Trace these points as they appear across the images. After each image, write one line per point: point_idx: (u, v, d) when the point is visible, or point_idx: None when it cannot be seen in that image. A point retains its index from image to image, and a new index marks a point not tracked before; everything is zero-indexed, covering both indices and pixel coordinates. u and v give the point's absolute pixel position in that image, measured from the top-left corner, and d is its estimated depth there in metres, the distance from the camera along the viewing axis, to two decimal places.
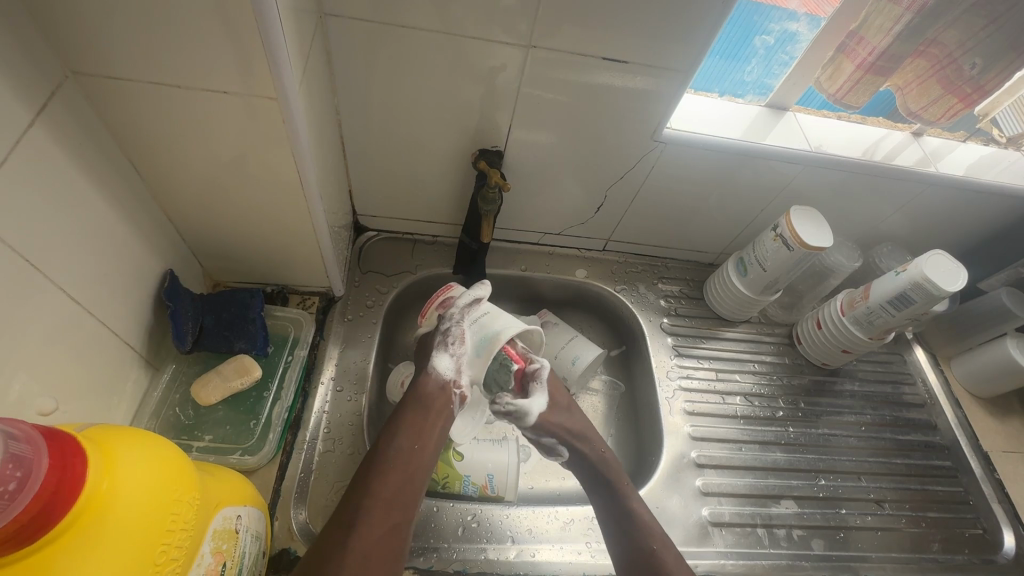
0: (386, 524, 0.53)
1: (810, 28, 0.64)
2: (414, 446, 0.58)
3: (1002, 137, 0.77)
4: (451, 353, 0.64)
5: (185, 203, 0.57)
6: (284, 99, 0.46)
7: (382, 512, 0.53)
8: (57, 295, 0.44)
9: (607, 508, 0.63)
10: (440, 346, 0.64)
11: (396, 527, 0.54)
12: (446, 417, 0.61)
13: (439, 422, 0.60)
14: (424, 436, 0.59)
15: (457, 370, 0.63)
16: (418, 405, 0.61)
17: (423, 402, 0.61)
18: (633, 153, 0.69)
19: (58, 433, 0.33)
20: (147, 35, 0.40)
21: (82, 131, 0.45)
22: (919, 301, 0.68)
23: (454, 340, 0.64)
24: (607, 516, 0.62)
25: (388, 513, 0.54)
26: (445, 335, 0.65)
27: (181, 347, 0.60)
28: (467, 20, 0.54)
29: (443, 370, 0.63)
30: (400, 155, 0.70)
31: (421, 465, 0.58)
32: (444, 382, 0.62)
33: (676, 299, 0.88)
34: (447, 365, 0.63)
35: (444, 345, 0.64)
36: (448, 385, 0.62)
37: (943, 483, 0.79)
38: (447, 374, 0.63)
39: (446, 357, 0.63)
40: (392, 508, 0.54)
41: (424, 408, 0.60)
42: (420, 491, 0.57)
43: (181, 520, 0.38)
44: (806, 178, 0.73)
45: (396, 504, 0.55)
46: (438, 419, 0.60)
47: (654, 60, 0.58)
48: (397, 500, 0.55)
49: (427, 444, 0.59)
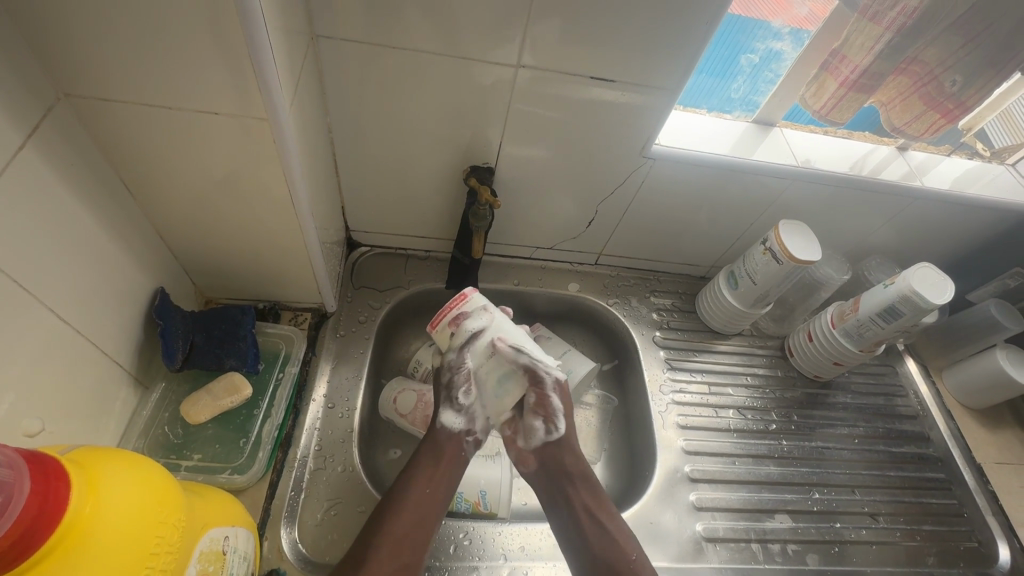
0: (396, 560, 0.55)
1: (795, 46, 0.65)
2: (427, 490, 0.59)
3: (988, 150, 0.78)
4: (459, 409, 0.64)
5: (177, 221, 0.57)
6: (274, 120, 0.46)
7: (391, 548, 0.55)
8: (43, 314, 0.44)
9: (564, 527, 0.62)
10: (446, 402, 0.65)
11: (407, 564, 0.55)
12: (458, 464, 0.62)
13: (453, 468, 0.62)
14: (437, 480, 0.60)
15: (468, 420, 0.64)
16: (431, 451, 0.62)
17: (438, 446, 0.63)
18: (623, 169, 0.70)
19: (41, 457, 0.32)
20: (140, 58, 0.41)
21: (74, 151, 0.45)
22: (908, 313, 0.68)
23: (462, 391, 0.64)
24: (564, 536, 0.62)
25: (397, 552, 0.55)
26: (450, 388, 0.64)
27: (170, 365, 0.60)
28: (456, 41, 0.55)
29: (452, 424, 0.64)
30: (392, 172, 0.70)
31: (433, 507, 0.59)
32: (453, 433, 0.64)
33: (668, 313, 0.88)
34: (456, 419, 0.64)
35: (450, 400, 0.64)
36: (459, 435, 0.64)
37: (937, 496, 0.79)
38: (457, 426, 0.64)
39: (454, 413, 0.64)
40: (403, 546, 0.56)
41: (437, 455, 0.62)
42: (432, 532, 0.58)
43: (167, 542, 0.37)
44: (794, 193, 0.74)
45: (406, 543, 0.56)
46: (451, 465, 0.62)
47: (640, 78, 0.59)
48: (408, 539, 0.56)
49: (440, 487, 0.60)
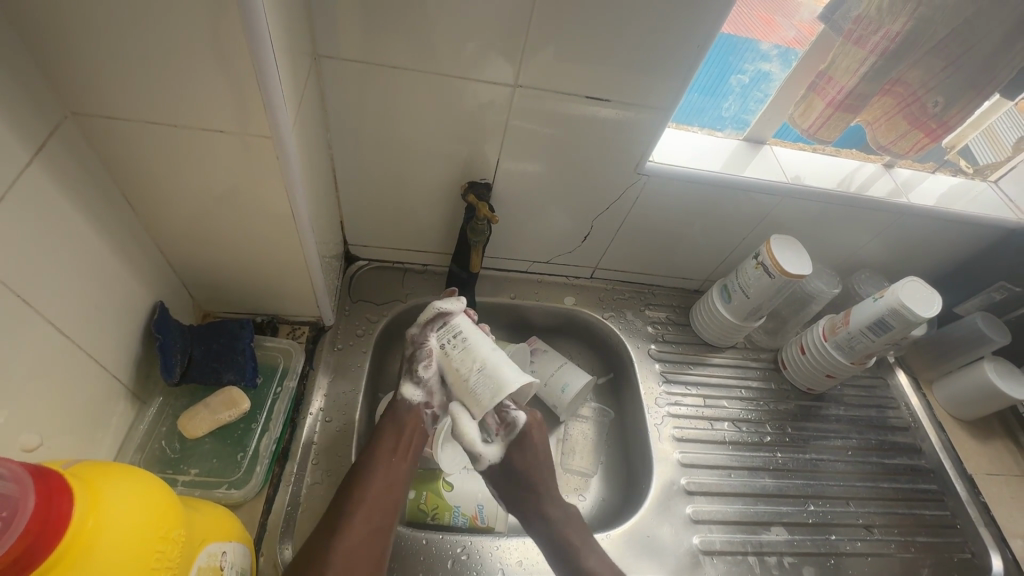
0: (368, 525, 0.57)
1: (783, 67, 0.68)
2: (392, 459, 0.61)
3: (970, 167, 0.81)
4: (419, 381, 0.64)
5: (178, 235, 0.57)
6: (278, 137, 0.47)
7: (363, 517, 0.57)
8: (45, 329, 0.44)
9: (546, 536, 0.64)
10: (409, 375, 0.65)
11: (378, 529, 0.57)
12: (421, 435, 0.64)
13: (416, 436, 0.63)
14: (401, 450, 0.62)
15: (427, 394, 0.64)
16: (393, 425, 0.63)
17: (398, 420, 0.64)
18: (617, 185, 0.72)
19: (45, 471, 0.32)
20: (147, 77, 0.42)
21: (79, 168, 0.46)
22: (897, 326, 0.70)
23: (422, 364, 0.63)
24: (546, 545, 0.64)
25: (369, 518, 0.57)
26: (412, 361, 0.64)
27: (168, 379, 0.60)
28: (455, 62, 0.57)
29: (412, 396, 0.64)
30: (390, 188, 0.71)
31: (399, 475, 0.61)
32: (413, 406, 0.64)
33: (663, 326, 0.89)
34: (416, 392, 0.65)
35: (411, 372, 0.64)
36: (418, 407, 0.64)
37: (930, 507, 0.80)
38: (416, 399, 0.64)
39: (414, 386, 0.64)
40: (375, 512, 0.58)
41: (399, 426, 0.63)
42: (400, 499, 0.61)
43: (166, 558, 0.37)
44: (785, 209, 0.75)
45: (377, 509, 0.58)
46: (414, 435, 0.63)
47: (634, 97, 0.61)
48: (378, 506, 0.58)
49: (405, 456, 0.62)
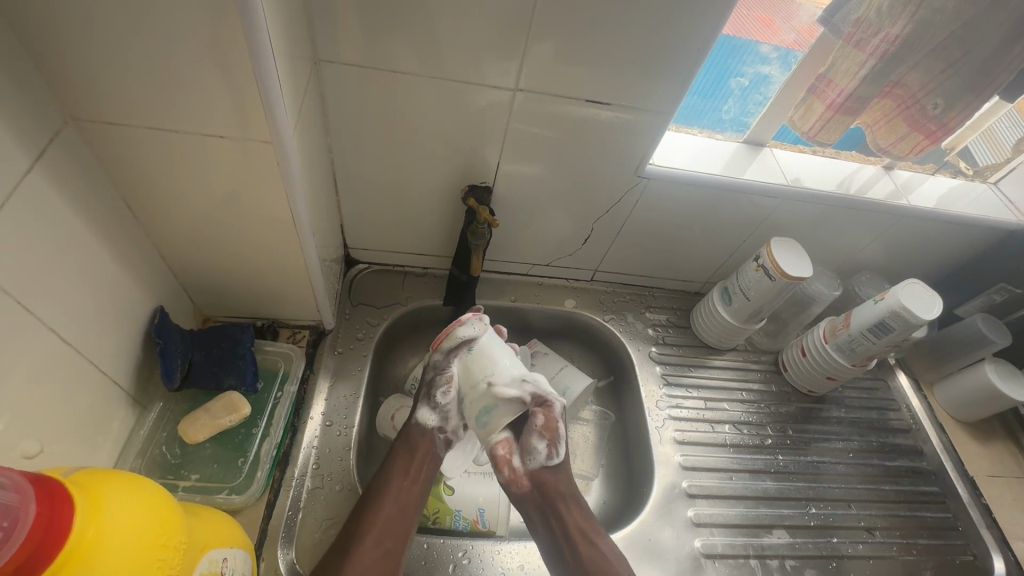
0: (379, 549, 0.57)
1: (782, 71, 0.68)
2: (405, 481, 0.61)
3: (969, 169, 0.81)
4: (436, 406, 0.66)
5: (178, 240, 0.57)
6: (278, 142, 0.47)
7: (374, 539, 0.57)
8: (46, 334, 0.44)
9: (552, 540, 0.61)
10: (425, 399, 0.67)
11: (389, 552, 0.57)
12: (432, 459, 0.64)
13: (428, 459, 0.63)
14: (414, 473, 0.62)
15: (442, 420, 0.66)
16: (406, 449, 0.64)
17: (411, 443, 0.64)
18: (617, 188, 0.72)
19: (47, 479, 0.32)
20: (149, 83, 0.42)
21: (79, 174, 0.46)
22: (898, 328, 0.70)
23: (440, 391, 0.66)
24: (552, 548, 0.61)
25: (380, 540, 0.57)
26: (431, 386, 0.67)
27: (169, 384, 0.60)
28: (456, 66, 0.57)
29: (426, 421, 0.66)
30: (391, 192, 0.71)
31: (412, 498, 0.61)
32: (427, 430, 0.65)
33: (663, 328, 0.89)
34: (431, 416, 0.66)
35: (428, 397, 0.67)
36: (431, 432, 0.65)
37: (932, 509, 0.80)
38: (431, 423, 0.66)
39: (430, 411, 0.66)
40: (386, 535, 0.58)
41: (411, 448, 0.64)
42: (413, 521, 0.60)
43: (168, 565, 0.37)
44: (784, 212, 0.76)
45: (388, 531, 0.58)
46: (425, 458, 0.63)
47: (633, 101, 0.61)
48: (389, 529, 0.58)
49: (416, 478, 0.62)
